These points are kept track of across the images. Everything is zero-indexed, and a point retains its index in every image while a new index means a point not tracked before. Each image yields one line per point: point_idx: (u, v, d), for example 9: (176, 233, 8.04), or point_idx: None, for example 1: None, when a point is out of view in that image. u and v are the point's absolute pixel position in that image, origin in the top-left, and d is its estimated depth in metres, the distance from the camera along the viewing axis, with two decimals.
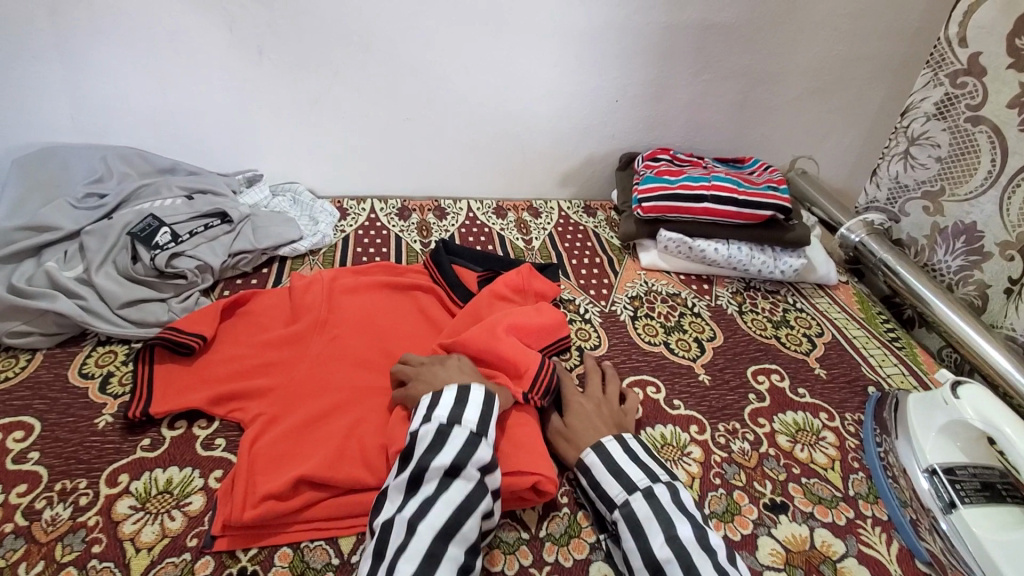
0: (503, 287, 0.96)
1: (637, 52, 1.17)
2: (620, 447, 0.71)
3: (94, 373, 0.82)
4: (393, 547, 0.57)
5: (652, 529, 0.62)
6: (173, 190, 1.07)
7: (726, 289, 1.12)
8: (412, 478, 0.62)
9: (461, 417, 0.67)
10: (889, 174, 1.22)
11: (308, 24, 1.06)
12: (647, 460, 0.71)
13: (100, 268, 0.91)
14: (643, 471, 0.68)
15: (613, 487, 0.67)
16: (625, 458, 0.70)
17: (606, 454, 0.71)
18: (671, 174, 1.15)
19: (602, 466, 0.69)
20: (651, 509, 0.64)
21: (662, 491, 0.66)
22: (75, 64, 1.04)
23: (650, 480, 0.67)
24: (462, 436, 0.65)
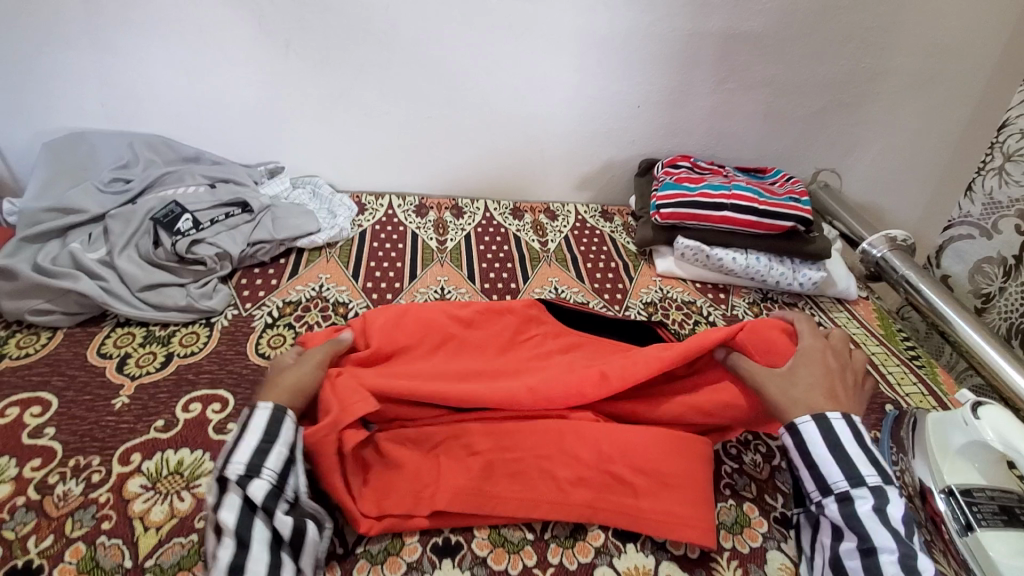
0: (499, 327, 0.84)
1: (661, 58, 1.17)
2: (821, 436, 0.66)
3: (112, 353, 0.83)
4: None
5: (843, 534, 0.62)
6: (196, 179, 1.09)
7: (743, 299, 1.10)
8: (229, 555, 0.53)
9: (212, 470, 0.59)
10: (984, 189, 1.20)
11: (333, 20, 1.07)
12: (852, 450, 0.65)
13: (123, 251, 0.93)
14: (844, 472, 0.64)
15: (809, 481, 0.66)
16: (822, 451, 0.65)
17: (799, 439, 0.67)
18: (691, 181, 1.14)
19: (796, 452, 0.67)
20: (842, 516, 0.62)
21: (863, 497, 0.62)
22: (108, 53, 1.06)
23: (849, 482, 0.63)
24: (212, 488, 0.57)
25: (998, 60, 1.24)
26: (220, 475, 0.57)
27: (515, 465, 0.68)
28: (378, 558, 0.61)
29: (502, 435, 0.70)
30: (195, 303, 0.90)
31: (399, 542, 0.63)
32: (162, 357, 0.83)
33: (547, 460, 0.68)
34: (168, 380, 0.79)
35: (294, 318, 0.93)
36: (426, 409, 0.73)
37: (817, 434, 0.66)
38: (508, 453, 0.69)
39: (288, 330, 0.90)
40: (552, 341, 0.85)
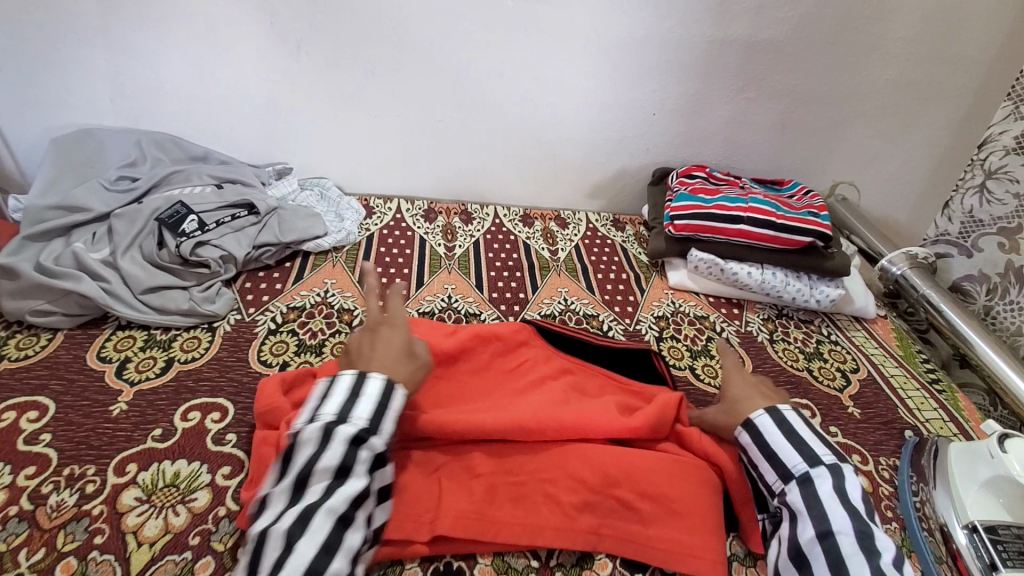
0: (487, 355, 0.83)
1: (679, 65, 1.13)
2: (776, 426, 0.68)
3: (112, 357, 0.81)
4: (268, 562, 0.51)
5: (802, 518, 0.61)
6: (203, 179, 1.07)
7: (758, 315, 1.07)
8: (297, 481, 0.56)
9: (349, 414, 0.59)
10: (962, 207, 1.17)
11: (346, 19, 1.05)
12: (806, 437, 0.67)
13: (126, 252, 0.91)
14: (801, 455, 0.65)
15: (769, 471, 0.66)
16: (779, 437, 0.67)
17: (757, 433, 0.68)
18: (707, 192, 1.10)
19: (756, 446, 0.68)
20: (803, 498, 0.62)
21: (821, 476, 0.63)
22: (117, 49, 1.05)
23: (808, 464, 0.64)
24: (349, 434, 0.57)
25: (1003, 69, 1.19)
26: (362, 430, 0.58)
27: (518, 488, 0.66)
28: None
29: (505, 458, 0.69)
30: (197, 308, 0.88)
31: (400, 565, 0.61)
32: (163, 362, 0.81)
33: (552, 484, 0.66)
34: (167, 387, 0.78)
35: (297, 324, 0.91)
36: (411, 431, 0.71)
37: (773, 427, 0.68)
38: (510, 476, 0.67)
39: (291, 338, 0.88)
40: (545, 365, 0.84)
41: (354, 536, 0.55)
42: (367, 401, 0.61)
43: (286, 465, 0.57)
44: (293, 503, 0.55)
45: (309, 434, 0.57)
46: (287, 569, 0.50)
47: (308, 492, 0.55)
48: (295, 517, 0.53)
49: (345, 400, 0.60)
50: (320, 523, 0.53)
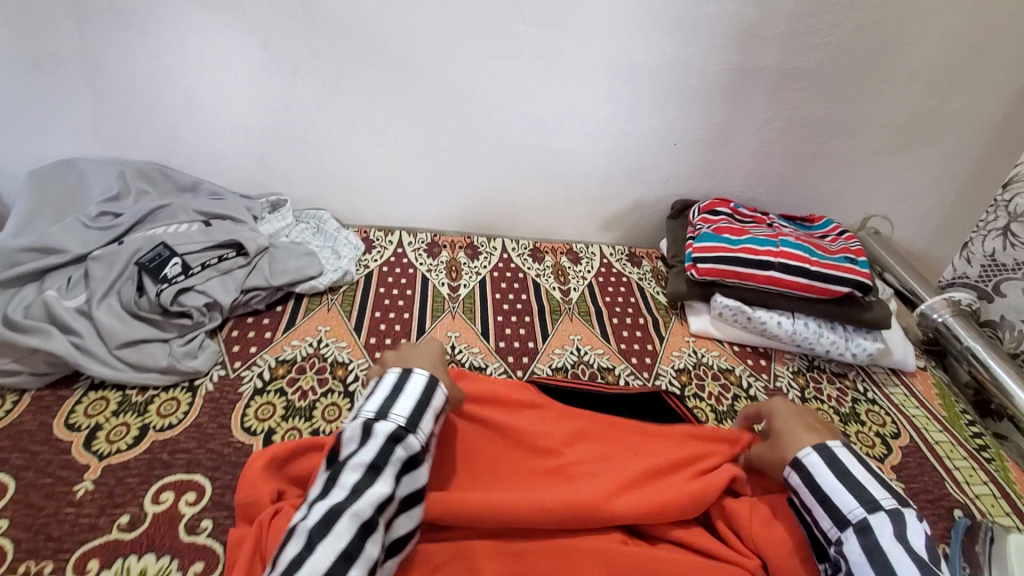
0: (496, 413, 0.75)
1: (703, 93, 1.05)
2: (825, 463, 0.61)
3: (81, 424, 0.74)
4: (284, 560, 0.48)
5: (863, 574, 0.53)
6: (190, 215, 1.00)
7: (787, 367, 0.99)
8: (331, 473, 0.54)
9: (389, 410, 0.59)
10: (984, 249, 1.09)
11: (344, 44, 0.97)
12: (862, 478, 0.59)
13: (102, 300, 0.84)
14: (859, 498, 0.57)
15: (823, 519, 0.59)
16: (833, 480, 0.60)
17: (806, 474, 0.62)
18: (733, 232, 1.02)
19: (808, 490, 0.61)
20: (863, 549, 0.54)
21: (881, 522, 0.55)
22: (100, 75, 0.97)
23: (867, 509, 0.57)
24: (388, 431, 0.57)
25: None
26: (401, 428, 0.58)
27: None
28: None
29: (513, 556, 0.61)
30: (176, 365, 0.81)
31: None
32: (137, 430, 0.74)
33: None
34: (140, 461, 0.70)
35: (286, 382, 0.83)
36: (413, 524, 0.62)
37: (822, 464, 0.61)
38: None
39: (279, 399, 0.81)
40: (554, 420, 0.76)
41: (375, 546, 0.51)
42: (406, 398, 0.61)
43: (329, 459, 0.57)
44: (322, 498, 0.52)
45: (350, 429, 0.57)
46: (305, 569, 0.47)
47: (338, 487, 0.53)
48: (319, 516, 0.50)
49: (387, 398, 0.61)
50: (344, 526, 0.50)
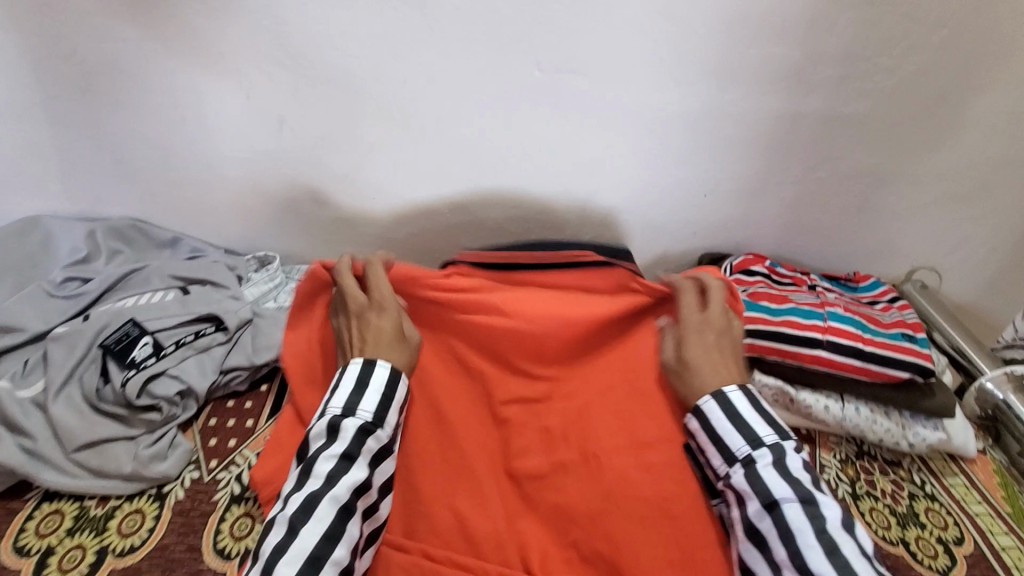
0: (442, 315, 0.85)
1: (738, 143, 0.94)
2: (721, 409, 0.70)
3: (32, 548, 0.65)
4: (272, 544, 0.60)
5: (749, 498, 0.66)
6: (165, 280, 0.90)
7: (834, 455, 0.88)
8: (303, 469, 0.65)
9: (356, 406, 0.69)
10: None
11: (338, 93, 0.86)
12: (755, 416, 0.70)
13: (60, 391, 0.74)
14: (744, 438, 0.68)
15: (716, 457, 0.70)
16: (724, 421, 0.70)
17: (704, 419, 0.71)
18: (774, 300, 0.90)
19: (705, 430, 0.71)
20: (747, 479, 0.66)
21: (763, 455, 0.67)
22: (66, 127, 0.88)
23: (750, 446, 0.68)
24: (355, 425, 0.67)
25: None
26: (369, 422, 0.69)
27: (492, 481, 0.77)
28: None
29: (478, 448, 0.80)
30: (141, 472, 0.70)
31: None
32: (93, 555, 0.65)
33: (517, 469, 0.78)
34: None
35: None
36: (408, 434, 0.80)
37: (718, 410, 0.71)
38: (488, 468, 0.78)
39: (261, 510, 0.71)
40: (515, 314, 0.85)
41: (355, 526, 0.63)
42: (370, 393, 0.71)
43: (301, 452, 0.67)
44: (299, 488, 0.64)
45: (320, 424, 0.68)
46: (288, 552, 0.59)
47: (313, 477, 0.63)
48: (301, 504, 0.62)
49: (353, 393, 0.70)
50: (325, 508, 0.62)
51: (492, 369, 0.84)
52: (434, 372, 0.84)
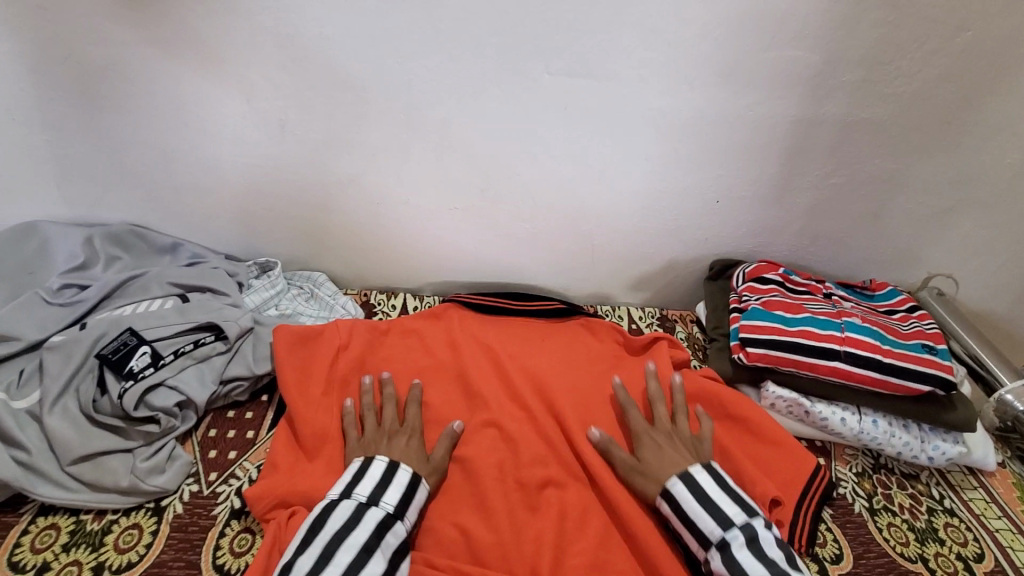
0: (434, 340, 0.95)
1: (751, 148, 0.92)
2: (690, 492, 0.70)
3: (27, 562, 0.62)
4: None
5: None
6: (165, 288, 0.88)
7: (850, 469, 0.85)
8: (324, 550, 0.60)
9: (380, 498, 0.67)
10: None
11: (342, 98, 0.85)
12: (720, 498, 0.69)
13: (56, 402, 0.72)
14: (715, 520, 0.67)
15: (692, 541, 0.68)
16: (695, 504, 0.69)
17: (675, 504, 0.70)
18: (788, 310, 0.88)
19: (692, 499, 0.70)
20: (725, 565, 0.64)
21: (736, 537, 0.65)
22: (63, 132, 0.86)
23: (722, 529, 0.66)
24: (377, 517, 0.64)
25: None
26: (389, 514, 0.66)
27: (493, 485, 0.76)
28: None
29: (477, 449, 0.80)
30: (139, 485, 0.69)
31: None
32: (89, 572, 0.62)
33: (516, 474, 0.78)
34: None
35: None
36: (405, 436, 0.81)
37: (686, 492, 0.70)
38: (492, 471, 0.77)
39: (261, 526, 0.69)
40: (498, 341, 0.96)
41: None
42: (395, 484, 0.69)
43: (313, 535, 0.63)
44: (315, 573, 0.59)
45: (344, 506, 0.65)
46: None
47: (331, 565, 0.59)
48: None
49: (378, 483, 0.68)
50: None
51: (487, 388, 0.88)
52: (431, 386, 0.89)
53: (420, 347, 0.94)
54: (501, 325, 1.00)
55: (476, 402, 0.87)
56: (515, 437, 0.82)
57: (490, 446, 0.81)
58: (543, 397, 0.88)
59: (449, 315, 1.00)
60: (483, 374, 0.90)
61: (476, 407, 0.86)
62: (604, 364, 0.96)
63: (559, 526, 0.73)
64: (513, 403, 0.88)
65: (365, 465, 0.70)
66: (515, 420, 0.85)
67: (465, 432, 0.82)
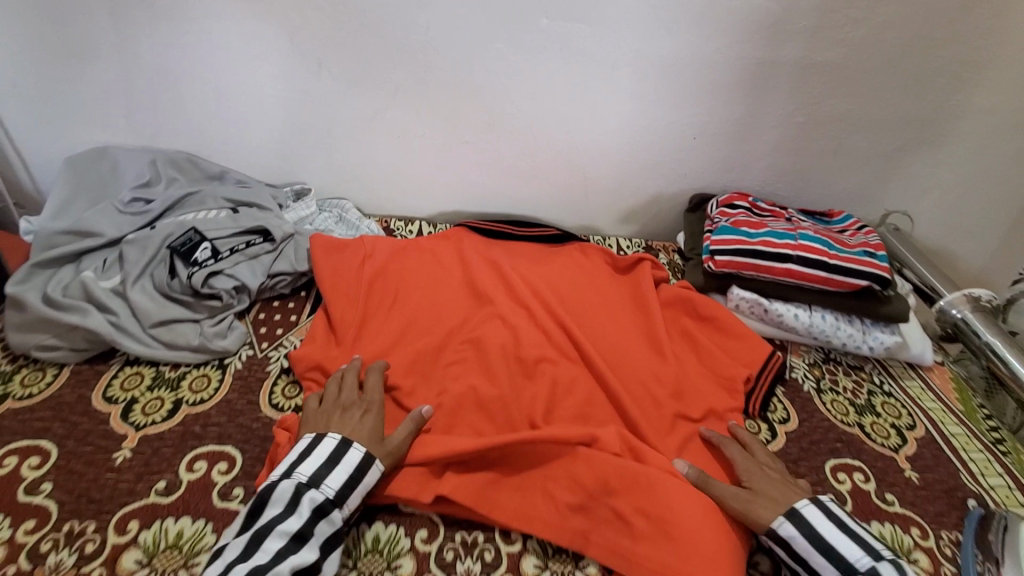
0: (448, 256, 1.09)
1: (723, 88, 1.06)
2: (824, 515, 0.68)
3: (118, 397, 0.78)
4: None
5: None
6: (218, 202, 1.03)
7: (803, 359, 0.99)
8: (254, 536, 0.60)
9: (321, 481, 0.65)
10: None
11: (371, 39, 0.99)
12: (858, 530, 0.67)
13: (136, 282, 0.87)
14: (861, 549, 0.65)
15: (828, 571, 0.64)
16: (834, 531, 0.67)
17: (807, 524, 0.67)
18: (752, 226, 1.02)
19: (827, 522, 0.67)
20: None
21: (889, 569, 0.63)
22: (134, 67, 1.01)
23: (871, 558, 0.64)
24: (315, 501, 0.63)
25: None
26: (328, 500, 0.64)
27: (495, 361, 0.89)
28: None
29: (482, 334, 0.93)
30: (207, 344, 0.84)
31: None
32: (170, 404, 0.78)
33: (515, 354, 0.91)
34: (174, 432, 0.74)
35: None
36: (420, 325, 0.95)
37: (821, 517, 0.68)
38: (495, 350, 0.91)
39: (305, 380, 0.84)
40: (504, 259, 1.10)
41: None
42: (340, 469, 0.66)
43: (251, 517, 0.61)
44: (243, 560, 0.58)
45: (283, 487, 0.63)
46: None
47: (262, 551, 0.58)
48: None
49: (324, 465, 0.66)
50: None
51: (494, 291, 1.02)
52: (445, 288, 1.02)
53: (435, 260, 1.08)
54: (505, 246, 1.14)
55: (484, 300, 1.00)
56: (517, 326, 0.95)
57: (495, 330, 0.94)
58: (544, 299, 1.01)
59: (459, 237, 1.14)
60: (489, 282, 1.04)
61: (483, 305, 1.00)
62: (601, 280, 1.09)
63: (552, 392, 0.86)
64: (516, 303, 1.01)
65: (300, 444, 0.69)
66: (518, 315, 0.98)
67: (472, 323, 0.96)
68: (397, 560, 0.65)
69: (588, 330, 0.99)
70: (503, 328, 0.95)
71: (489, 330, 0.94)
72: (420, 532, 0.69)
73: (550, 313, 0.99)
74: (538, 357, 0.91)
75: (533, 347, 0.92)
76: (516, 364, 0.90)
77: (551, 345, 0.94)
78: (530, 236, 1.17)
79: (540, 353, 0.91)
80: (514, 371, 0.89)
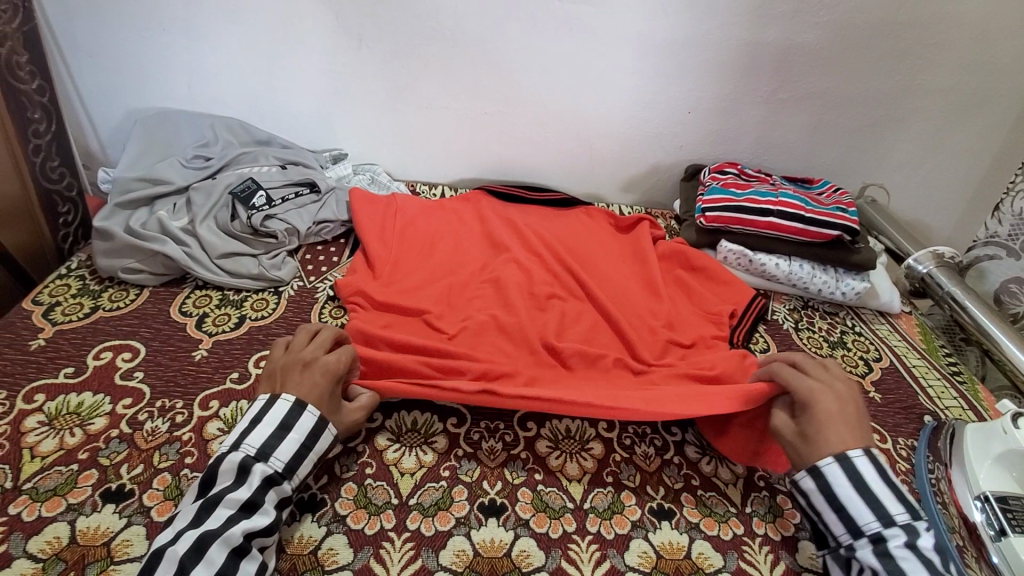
0: (469, 214, 1.22)
1: (714, 65, 1.19)
2: (846, 477, 0.64)
3: (192, 312, 0.91)
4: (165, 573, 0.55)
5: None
6: (270, 160, 1.17)
7: (784, 305, 1.12)
8: (203, 506, 0.60)
9: (271, 453, 0.65)
10: (1012, 210, 1.20)
11: (406, 18, 1.13)
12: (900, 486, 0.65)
13: (203, 221, 1.01)
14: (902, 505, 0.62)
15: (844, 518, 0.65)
16: (875, 481, 0.64)
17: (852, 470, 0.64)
18: (738, 187, 1.15)
19: (874, 473, 0.64)
20: (877, 557, 0.61)
21: (896, 536, 0.61)
22: (197, 41, 1.16)
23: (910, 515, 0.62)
24: (264, 474, 0.64)
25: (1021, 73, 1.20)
26: (278, 473, 0.65)
27: (511, 295, 1.02)
28: (428, 511, 0.70)
29: (499, 274, 1.06)
30: (265, 273, 0.97)
31: (450, 498, 0.71)
32: (236, 317, 0.91)
33: (528, 291, 1.04)
34: (242, 338, 0.88)
35: None
36: (446, 268, 1.08)
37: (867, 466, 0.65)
38: (510, 287, 1.03)
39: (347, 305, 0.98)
40: (517, 217, 1.23)
41: (251, 563, 0.59)
42: (290, 440, 0.67)
43: (204, 486, 0.63)
44: (194, 526, 0.59)
45: (231, 461, 0.64)
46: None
47: (212, 516, 0.60)
48: (191, 543, 0.57)
49: (273, 438, 0.66)
50: (216, 551, 0.57)
51: (509, 242, 1.15)
52: (467, 239, 1.15)
53: (458, 218, 1.21)
54: (518, 207, 1.28)
55: (501, 250, 1.14)
56: (530, 269, 1.08)
57: (510, 272, 1.07)
58: (553, 249, 1.14)
59: (478, 198, 1.27)
60: (505, 235, 1.17)
61: (501, 253, 1.13)
62: (604, 237, 1.22)
63: (560, 322, 0.99)
64: (529, 253, 1.14)
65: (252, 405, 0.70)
66: (532, 262, 1.12)
67: (490, 266, 1.09)
68: (431, 437, 0.78)
69: (593, 275, 1.11)
70: (518, 270, 1.08)
71: (505, 271, 1.07)
72: (451, 419, 0.81)
73: (558, 261, 1.12)
74: (549, 295, 1.03)
75: (544, 287, 1.05)
76: (529, 299, 1.03)
77: (560, 286, 1.07)
78: (541, 200, 1.30)
79: (550, 291, 1.04)
80: (528, 304, 1.02)
